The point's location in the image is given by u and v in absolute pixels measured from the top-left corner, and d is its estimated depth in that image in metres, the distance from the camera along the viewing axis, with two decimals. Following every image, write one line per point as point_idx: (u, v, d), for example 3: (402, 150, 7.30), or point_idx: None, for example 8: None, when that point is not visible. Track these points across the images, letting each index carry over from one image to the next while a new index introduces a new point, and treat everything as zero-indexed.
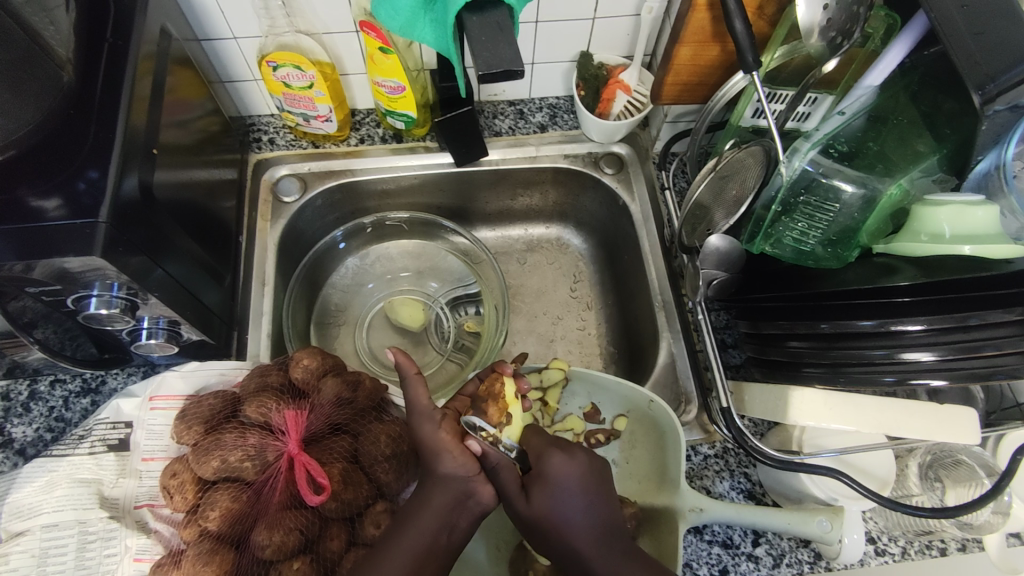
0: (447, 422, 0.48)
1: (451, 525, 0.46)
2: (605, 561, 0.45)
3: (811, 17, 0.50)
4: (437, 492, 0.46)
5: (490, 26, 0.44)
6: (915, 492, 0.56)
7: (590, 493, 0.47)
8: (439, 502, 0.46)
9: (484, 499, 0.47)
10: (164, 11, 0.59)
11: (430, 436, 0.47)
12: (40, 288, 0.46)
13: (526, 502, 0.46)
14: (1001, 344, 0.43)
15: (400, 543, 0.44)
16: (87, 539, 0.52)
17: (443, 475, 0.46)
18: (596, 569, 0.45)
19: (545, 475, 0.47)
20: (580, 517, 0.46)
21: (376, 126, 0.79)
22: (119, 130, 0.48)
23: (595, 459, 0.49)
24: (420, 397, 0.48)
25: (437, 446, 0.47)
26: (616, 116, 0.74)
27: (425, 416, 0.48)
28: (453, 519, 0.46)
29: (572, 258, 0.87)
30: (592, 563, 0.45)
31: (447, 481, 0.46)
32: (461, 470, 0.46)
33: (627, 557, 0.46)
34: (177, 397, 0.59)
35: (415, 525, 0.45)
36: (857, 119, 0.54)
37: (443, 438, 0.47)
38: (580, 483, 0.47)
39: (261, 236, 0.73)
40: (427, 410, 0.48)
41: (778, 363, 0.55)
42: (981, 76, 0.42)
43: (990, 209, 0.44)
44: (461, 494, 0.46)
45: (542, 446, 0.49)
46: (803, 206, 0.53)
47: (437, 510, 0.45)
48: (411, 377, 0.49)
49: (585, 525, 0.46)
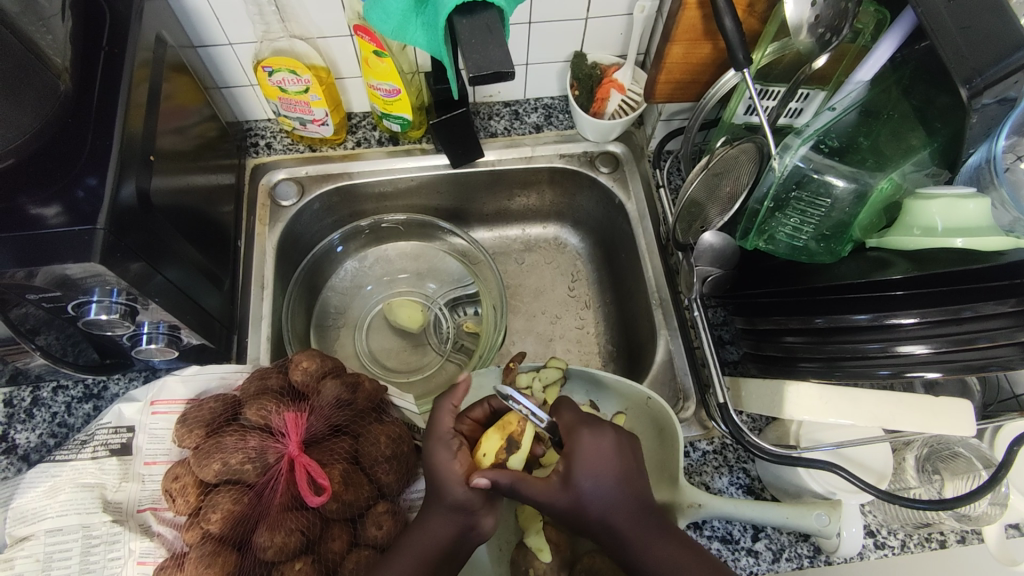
0: (461, 454, 0.48)
1: (452, 556, 0.47)
2: (640, 535, 0.45)
3: (800, 14, 0.51)
4: (440, 526, 0.47)
5: (480, 28, 0.44)
6: (913, 484, 0.56)
7: (624, 464, 0.47)
8: (437, 526, 0.47)
9: (486, 530, 0.48)
10: (159, 19, 0.59)
11: (444, 463, 0.48)
12: (40, 294, 0.47)
13: (561, 487, 0.45)
14: (994, 335, 0.43)
15: (408, 550, 0.46)
16: (91, 543, 0.53)
17: (449, 507, 0.47)
18: (633, 544, 0.45)
19: (577, 456, 0.46)
20: (613, 493, 0.45)
21: (373, 129, 0.80)
22: (116, 137, 0.49)
23: (625, 436, 0.48)
24: (446, 424, 0.50)
25: (447, 476, 0.47)
26: (611, 116, 0.75)
27: (443, 444, 0.49)
28: (456, 547, 0.47)
29: (569, 257, 0.87)
30: (632, 539, 0.45)
31: (448, 511, 0.47)
32: (467, 503, 0.47)
33: (661, 529, 0.46)
34: (179, 401, 0.60)
35: (418, 547, 0.46)
36: (848, 113, 0.53)
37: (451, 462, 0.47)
38: (614, 456, 0.46)
39: (260, 239, 0.73)
40: (448, 439, 0.49)
41: (773, 358, 0.56)
42: (968, 70, 0.42)
43: (982, 201, 0.44)
44: (461, 530, 0.47)
45: (572, 423, 0.48)
46: (795, 201, 0.54)
47: (440, 534, 0.46)
48: (443, 405, 0.51)
49: (620, 501, 0.46)
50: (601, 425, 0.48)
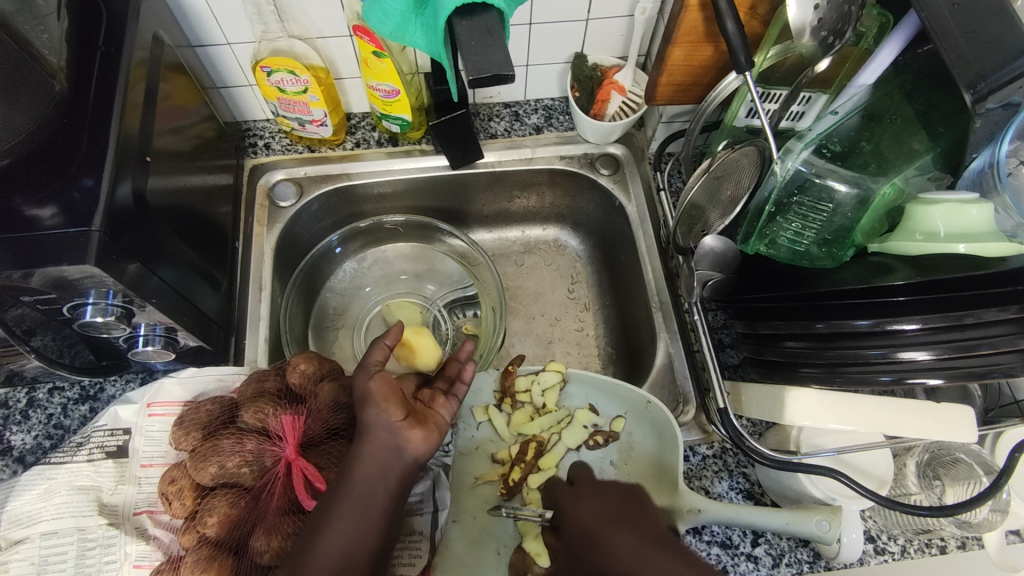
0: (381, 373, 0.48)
1: (386, 482, 0.44)
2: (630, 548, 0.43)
3: (802, 18, 0.49)
4: (366, 446, 0.45)
5: (480, 30, 0.44)
6: (913, 491, 0.56)
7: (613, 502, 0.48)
8: (369, 458, 0.44)
9: (412, 446, 0.45)
10: (156, 18, 0.59)
11: (361, 385, 0.47)
12: (35, 296, 0.46)
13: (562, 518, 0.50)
14: (997, 342, 0.43)
15: (343, 485, 0.44)
16: (87, 546, 0.53)
17: (369, 424, 0.45)
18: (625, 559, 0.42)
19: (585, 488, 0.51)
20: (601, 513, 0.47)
21: (373, 130, 0.80)
22: (112, 137, 0.48)
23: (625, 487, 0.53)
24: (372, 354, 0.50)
25: (365, 394, 0.46)
26: (611, 117, 0.75)
27: (366, 371, 0.48)
28: (385, 469, 0.44)
29: (569, 258, 0.87)
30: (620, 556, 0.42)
31: (372, 431, 0.45)
32: (384, 417, 0.45)
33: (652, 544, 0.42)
34: (175, 403, 0.59)
35: (349, 483, 0.44)
36: (851, 117, 0.53)
37: (370, 386, 0.46)
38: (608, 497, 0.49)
39: (258, 240, 0.73)
40: (370, 365, 0.48)
41: (774, 363, 0.55)
42: (972, 74, 0.41)
43: (985, 207, 0.44)
44: (391, 445, 0.45)
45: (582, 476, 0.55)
46: (797, 205, 0.53)
47: (370, 472, 0.44)
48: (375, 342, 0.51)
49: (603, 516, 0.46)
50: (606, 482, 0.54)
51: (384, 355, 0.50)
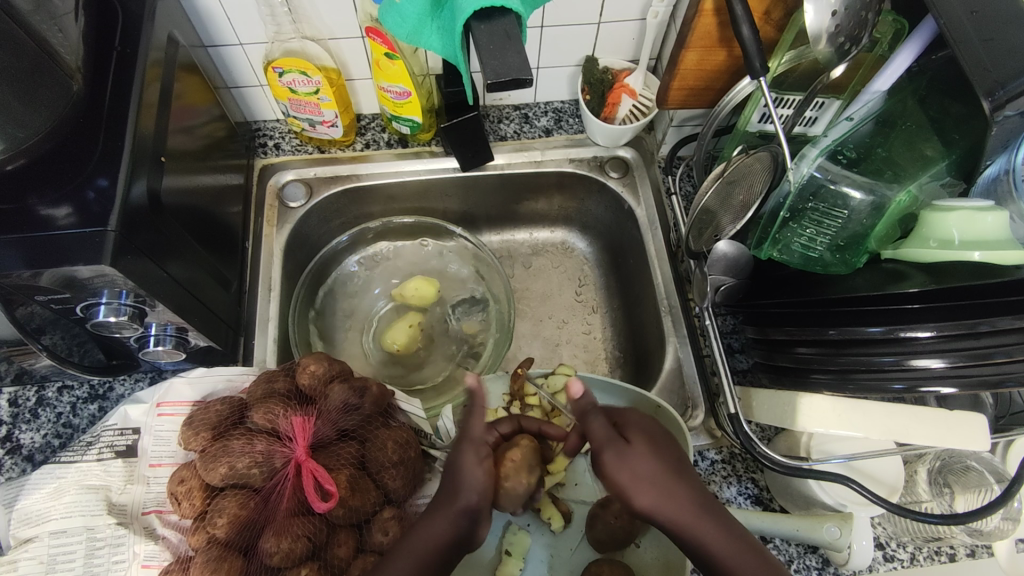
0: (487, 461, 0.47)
1: (454, 551, 0.46)
2: (693, 519, 0.43)
3: (820, 23, 0.48)
4: (441, 517, 0.45)
5: (498, 34, 0.44)
6: (924, 498, 0.56)
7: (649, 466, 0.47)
8: (442, 523, 0.45)
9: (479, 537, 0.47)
10: (171, 18, 0.59)
11: (467, 466, 0.47)
12: (48, 296, 0.46)
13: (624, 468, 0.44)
14: (1011, 351, 0.42)
15: (408, 552, 0.44)
16: (95, 545, 0.52)
17: (455, 506, 0.45)
18: (689, 531, 0.43)
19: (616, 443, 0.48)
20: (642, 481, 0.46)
21: (382, 131, 0.80)
22: (128, 137, 0.48)
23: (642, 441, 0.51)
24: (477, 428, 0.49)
25: (461, 478, 0.46)
26: (622, 121, 0.75)
27: (472, 448, 0.48)
28: (454, 547, 0.45)
29: (577, 261, 0.87)
30: (684, 522, 0.43)
31: (456, 506, 0.46)
32: (473, 504, 0.46)
33: (707, 512, 0.43)
34: (185, 403, 0.59)
35: (421, 545, 0.45)
36: (865, 124, 0.54)
37: (473, 474, 0.46)
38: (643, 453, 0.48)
39: (267, 241, 0.73)
40: (476, 445, 0.48)
41: (785, 369, 0.56)
42: (991, 82, 0.41)
43: (1000, 215, 0.44)
44: (464, 528, 0.45)
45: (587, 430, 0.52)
46: (811, 212, 0.54)
47: (445, 534, 0.45)
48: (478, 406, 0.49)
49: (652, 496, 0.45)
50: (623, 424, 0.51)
51: (484, 435, 0.49)
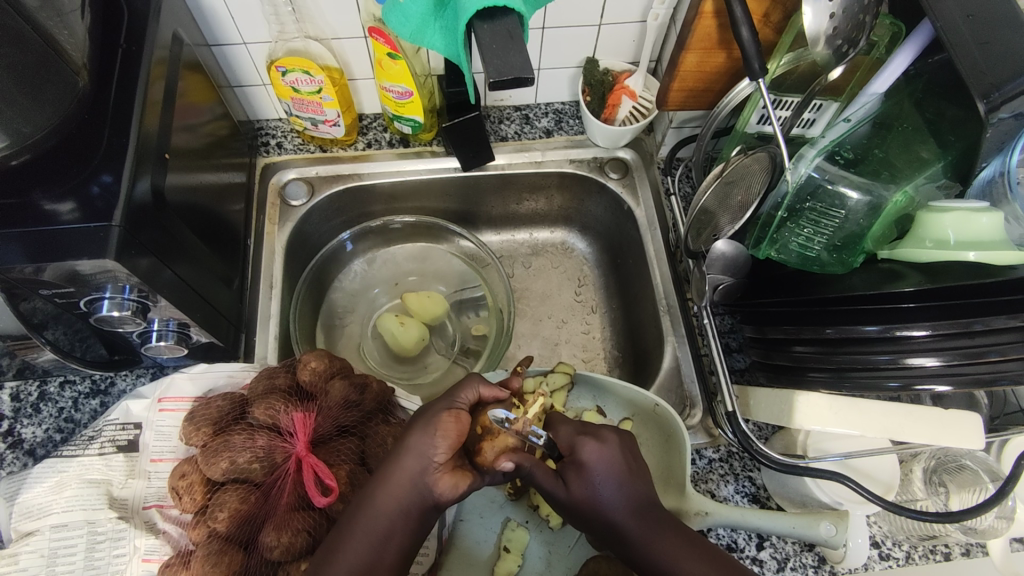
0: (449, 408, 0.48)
1: (409, 512, 0.44)
2: (642, 533, 0.45)
3: (818, 26, 0.49)
4: (396, 474, 0.45)
5: (501, 34, 0.44)
6: (920, 496, 0.57)
7: (620, 476, 0.47)
8: (398, 482, 0.44)
9: (440, 491, 0.44)
10: (175, 17, 0.59)
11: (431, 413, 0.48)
12: (52, 290, 0.47)
13: (564, 489, 0.47)
14: (1004, 349, 0.43)
15: (365, 510, 0.44)
16: (97, 539, 0.53)
17: (409, 449, 0.45)
18: (636, 542, 0.45)
19: (580, 464, 0.47)
20: (617, 496, 0.46)
21: (384, 130, 0.80)
22: (133, 133, 0.49)
23: (627, 438, 0.50)
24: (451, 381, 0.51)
25: (427, 424, 0.47)
26: (622, 121, 0.75)
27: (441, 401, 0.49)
28: (410, 501, 0.44)
29: (577, 261, 0.88)
30: (634, 539, 0.45)
31: (409, 457, 0.45)
32: (428, 452, 0.45)
33: (661, 527, 0.45)
34: (186, 399, 0.60)
35: (370, 503, 0.44)
36: (862, 125, 0.55)
37: (438, 415, 0.47)
38: (618, 458, 0.48)
39: (269, 239, 0.74)
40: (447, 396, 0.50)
41: (782, 367, 0.56)
42: (987, 85, 0.42)
43: (995, 216, 0.45)
44: (419, 483, 0.45)
45: (571, 438, 0.49)
46: (809, 211, 0.55)
47: (401, 490, 0.44)
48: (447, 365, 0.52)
49: (622, 504, 0.46)
50: (603, 434, 0.49)
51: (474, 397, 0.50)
